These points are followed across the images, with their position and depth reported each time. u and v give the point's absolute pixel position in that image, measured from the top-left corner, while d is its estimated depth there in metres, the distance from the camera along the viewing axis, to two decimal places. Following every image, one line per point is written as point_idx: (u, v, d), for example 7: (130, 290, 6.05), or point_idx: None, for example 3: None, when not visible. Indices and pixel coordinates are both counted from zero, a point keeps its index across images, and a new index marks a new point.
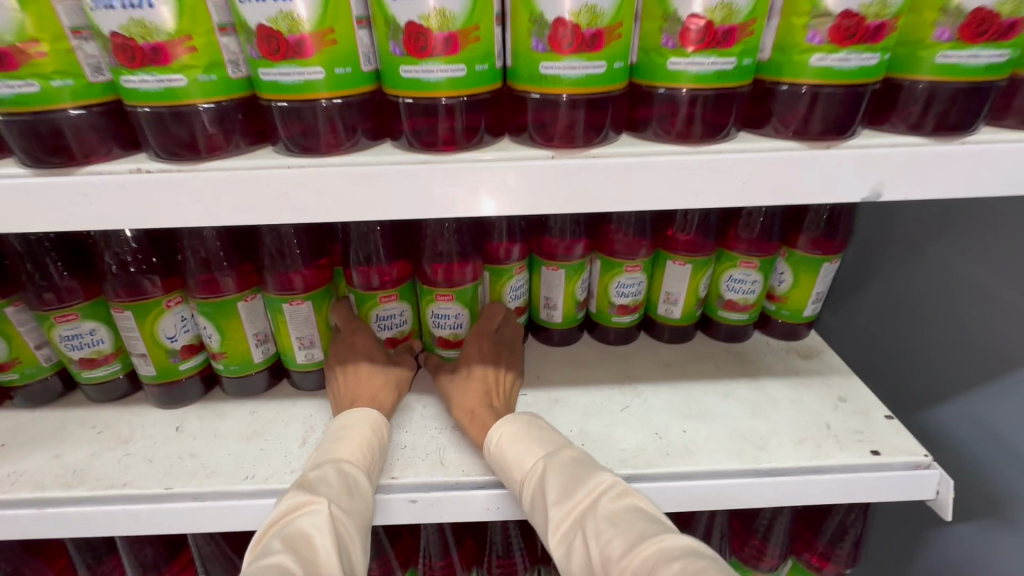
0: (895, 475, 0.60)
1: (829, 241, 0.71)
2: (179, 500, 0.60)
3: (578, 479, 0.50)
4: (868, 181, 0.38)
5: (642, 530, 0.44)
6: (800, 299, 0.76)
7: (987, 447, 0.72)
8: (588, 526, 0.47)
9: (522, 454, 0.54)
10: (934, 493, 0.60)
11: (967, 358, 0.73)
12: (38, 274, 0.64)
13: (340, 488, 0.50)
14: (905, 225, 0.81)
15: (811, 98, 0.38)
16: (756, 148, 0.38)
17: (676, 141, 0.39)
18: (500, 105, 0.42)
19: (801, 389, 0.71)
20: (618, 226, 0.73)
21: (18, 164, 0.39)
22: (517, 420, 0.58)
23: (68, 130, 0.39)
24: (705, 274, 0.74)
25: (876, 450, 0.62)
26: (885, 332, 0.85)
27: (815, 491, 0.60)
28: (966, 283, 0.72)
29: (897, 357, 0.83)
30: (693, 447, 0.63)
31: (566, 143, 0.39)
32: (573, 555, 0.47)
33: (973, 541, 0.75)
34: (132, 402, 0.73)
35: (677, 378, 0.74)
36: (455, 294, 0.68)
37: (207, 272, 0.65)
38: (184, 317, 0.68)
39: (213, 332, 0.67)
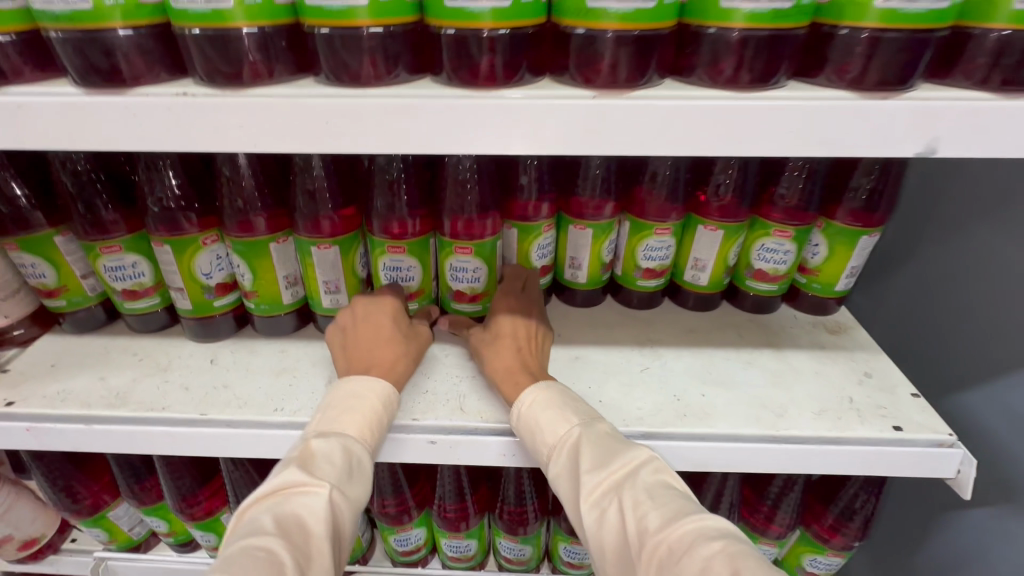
0: (917, 451, 0.59)
1: (871, 215, 0.69)
2: (212, 426, 0.63)
3: (615, 451, 0.51)
4: (923, 136, 0.36)
5: (681, 506, 0.45)
6: (833, 273, 0.74)
7: (1015, 434, 0.70)
8: (624, 495, 0.47)
9: (555, 420, 0.55)
10: (955, 472, 0.59)
11: (1004, 344, 0.71)
12: (87, 207, 0.67)
13: (342, 468, 0.50)
14: (952, 202, 0.77)
15: (871, 44, 0.36)
16: (808, 96, 0.36)
17: (723, 88, 0.38)
18: (543, 45, 0.41)
19: (825, 362, 0.71)
20: (650, 188, 0.71)
21: (71, 85, 0.41)
22: (550, 388, 0.58)
23: (118, 51, 0.40)
24: (736, 242, 0.73)
25: (898, 426, 0.61)
26: (921, 315, 0.83)
27: (832, 461, 0.60)
28: (1010, 265, 0.69)
29: (932, 340, 0.81)
30: (711, 410, 0.63)
31: (609, 84, 0.38)
32: (607, 525, 0.47)
33: (991, 527, 0.74)
34: (170, 335, 0.76)
35: (699, 343, 0.74)
36: (474, 248, 0.67)
37: (244, 212, 0.67)
38: (219, 256, 0.70)
39: (246, 271, 0.69)
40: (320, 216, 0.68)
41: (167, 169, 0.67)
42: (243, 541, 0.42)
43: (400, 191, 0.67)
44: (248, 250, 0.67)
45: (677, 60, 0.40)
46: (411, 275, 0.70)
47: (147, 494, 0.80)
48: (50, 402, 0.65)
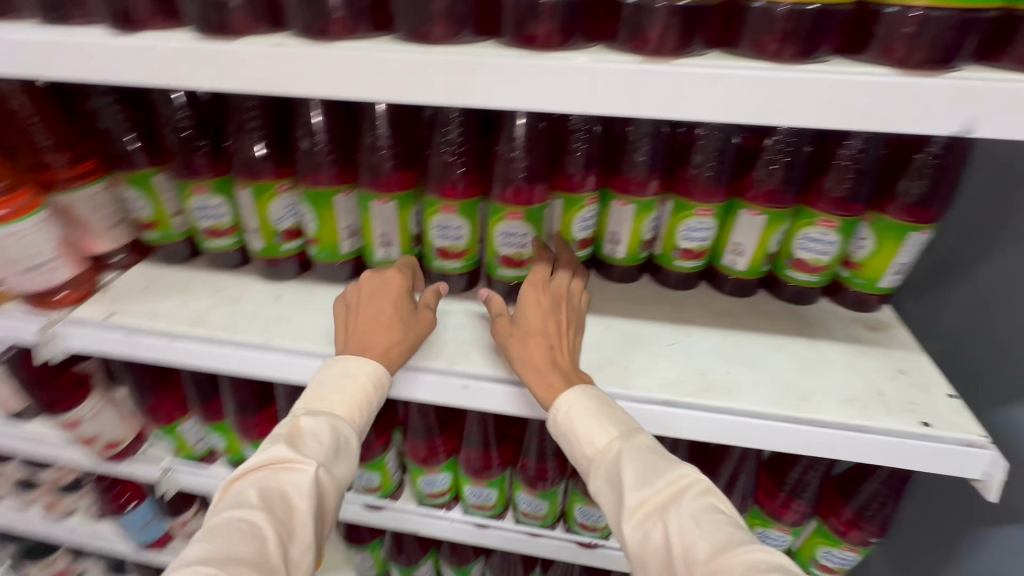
0: (943, 449, 0.59)
1: (924, 211, 0.68)
2: (274, 352, 0.71)
3: (657, 467, 0.53)
4: (963, 112, 0.37)
5: (730, 537, 0.47)
6: (878, 268, 0.73)
7: None
8: (668, 519, 0.50)
9: (597, 431, 0.57)
10: (983, 474, 0.59)
11: None
12: (184, 150, 0.76)
13: (328, 448, 0.56)
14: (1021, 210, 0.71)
15: (920, 21, 0.37)
16: (849, 69, 0.38)
17: (767, 60, 0.40)
18: (596, 14, 0.45)
19: (859, 356, 0.70)
20: (696, 168, 0.72)
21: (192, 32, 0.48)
22: (588, 394, 0.60)
23: (231, 4, 0.46)
24: (780, 228, 0.73)
25: (926, 422, 0.61)
26: (983, 325, 0.77)
27: (852, 448, 0.61)
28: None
29: (995, 349, 0.75)
30: (734, 387, 0.65)
31: (656, 50, 0.41)
32: (650, 542, 0.50)
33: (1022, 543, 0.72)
34: (242, 272, 0.85)
35: (730, 326, 0.75)
36: (524, 213, 0.71)
37: (316, 165, 0.74)
38: (290, 204, 0.77)
39: (313, 219, 0.76)
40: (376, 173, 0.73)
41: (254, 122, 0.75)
42: (227, 517, 0.50)
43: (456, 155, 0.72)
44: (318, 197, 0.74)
45: (725, 30, 0.43)
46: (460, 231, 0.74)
47: (212, 413, 0.90)
48: (140, 319, 0.75)
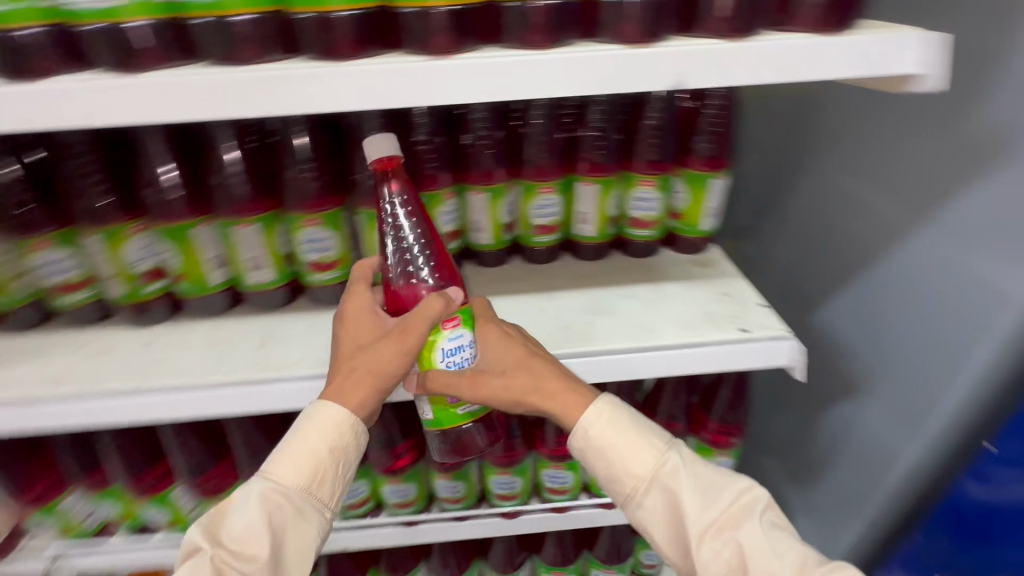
0: (757, 345, 0.71)
1: (716, 159, 0.82)
2: (149, 397, 0.68)
3: (716, 491, 0.60)
4: (729, 328, 0.74)
5: (803, 559, 0.57)
6: (695, 213, 0.87)
7: (865, 350, 0.87)
8: (739, 535, 0.58)
9: (642, 454, 0.62)
10: (790, 360, 0.72)
11: (841, 253, 0.89)
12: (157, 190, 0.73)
13: (246, 528, 0.57)
14: (819, 133, 0.91)
15: (621, 243, 0.92)
16: (571, 297, 0.82)
17: (591, 258, 0.91)
18: (516, 154, 0.85)
19: (692, 288, 0.83)
20: (640, 210, 0.86)
21: (234, 165, 0.75)
22: (624, 412, 0.64)
23: (543, 157, 0.83)
24: (613, 193, 0.84)
25: (743, 328, 0.73)
26: (807, 256, 0.98)
27: (741, 356, 0.72)
28: (875, 202, 0.81)
29: (829, 242, 0.92)
30: (654, 325, 0.75)
31: (589, 253, 0.90)
32: (714, 563, 0.58)
33: (869, 441, 0.88)
34: (106, 325, 0.80)
35: (588, 285, 0.85)
36: (656, 180, 0.83)
37: (490, 163, 0.81)
38: (148, 244, 0.75)
39: (168, 253, 0.76)
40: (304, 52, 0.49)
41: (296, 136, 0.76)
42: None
43: (546, 145, 0.83)
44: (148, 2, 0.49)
45: (620, 240, 0.93)
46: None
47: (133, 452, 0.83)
48: None
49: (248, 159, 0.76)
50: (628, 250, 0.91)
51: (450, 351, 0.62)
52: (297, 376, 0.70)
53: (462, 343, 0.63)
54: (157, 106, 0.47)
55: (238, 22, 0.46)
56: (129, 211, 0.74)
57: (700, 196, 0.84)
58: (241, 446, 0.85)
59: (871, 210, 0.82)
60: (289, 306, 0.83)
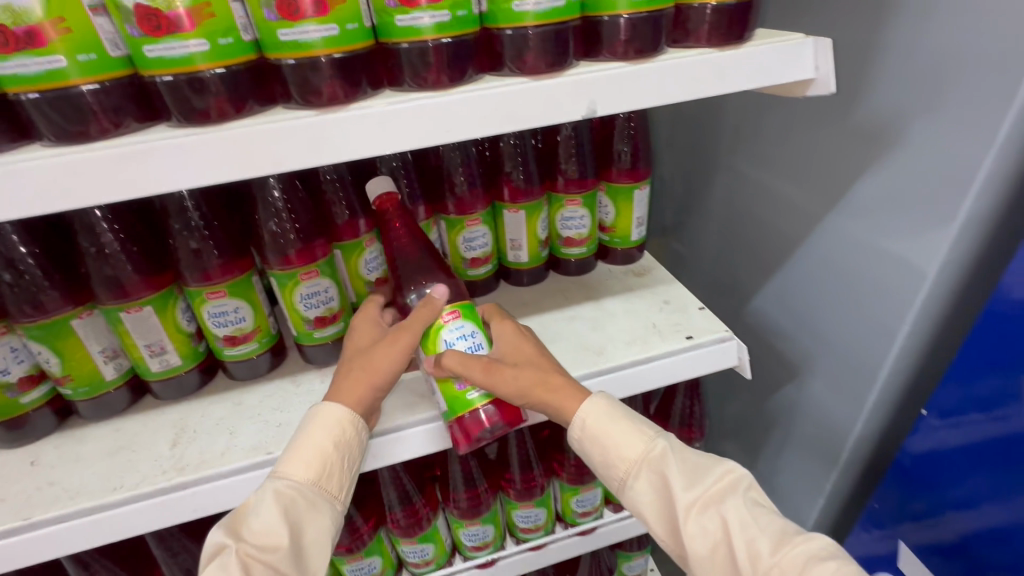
0: (704, 350, 0.72)
1: (635, 171, 0.83)
2: (42, 528, 0.58)
3: (703, 469, 0.56)
4: (676, 337, 0.73)
5: (784, 527, 0.52)
6: (625, 226, 0.87)
7: (798, 330, 0.91)
8: (724, 510, 0.53)
9: (631, 436, 0.59)
10: (737, 360, 0.73)
11: (762, 243, 0.93)
12: (19, 287, 0.62)
13: (264, 522, 0.52)
14: (726, 130, 0.94)
15: (555, 264, 0.91)
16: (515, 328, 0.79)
17: (527, 285, 0.88)
18: (435, 188, 0.80)
19: (633, 300, 0.82)
20: (569, 230, 0.85)
21: (114, 243, 0.65)
22: (615, 403, 0.63)
23: (461, 190, 0.79)
24: (540, 216, 0.82)
25: (689, 335, 0.73)
26: (729, 247, 1.02)
27: (690, 363, 0.72)
28: (787, 190, 0.85)
29: (747, 232, 0.96)
30: (603, 347, 0.73)
31: (520, 280, 0.88)
32: (702, 539, 0.53)
33: (816, 419, 0.92)
34: None
35: (530, 313, 0.82)
36: (582, 198, 0.82)
37: (409, 202, 0.77)
38: (15, 348, 0.64)
39: (50, 356, 0.64)
40: (172, 118, 0.42)
41: (187, 201, 0.68)
42: None
43: (467, 175, 0.78)
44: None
45: (554, 260, 0.91)
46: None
47: None
48: None
49: (128, 233, 0.66)
50: (561, 269, 0.90)
51: (455, 339, 0.61)
52: (225, 470, 0.62)
53: (467, 335, 0.61)
54: None
55: (82, 96, 0.39)
56: None
57: (625, 207, 0.85)
58: (166, 560, 0.74)
59: (782, 199, 0.86)
60: (206, 388, 0.74)
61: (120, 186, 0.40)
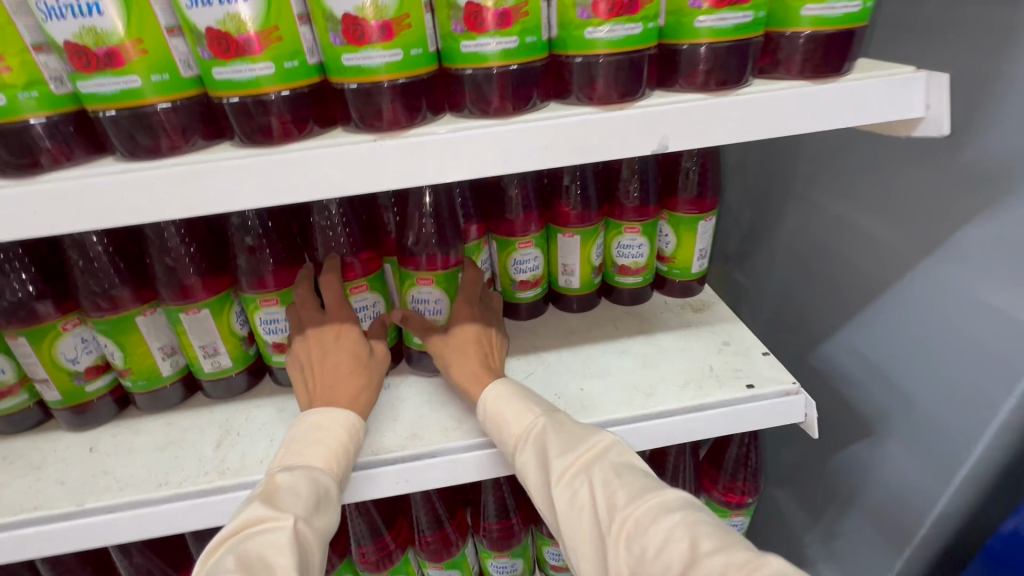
0: (767, 403, 0.66)
1: (702, 201, 0.78)
2: (93, 515, 0.61)
3: (576, 439, 0.55)
4: (736, 384, 0.67)
5: (644, 484, 0.50)
6: (686, 257, 0.82)
7: (875, 384, 0.82)
8: (592, 476, 0.52)
9: (519, 412, 0.59)
10: (803, 416, 0.66)
11: (838, 285, 0.85)
12: (93, 282, 0.66)
13: (308, 501, 0.51)
14: (803, 162, 0.87)
15: (608, 291, 0.87)
16: (562, 358, 0.76)
17: (577, 312, 0.85)
18: (489, 207, 0.79)
19: (690, 338, 0.77)
20: (624, 258, 0.81)
21: (180, 246, 0.68)
22: (512, 385, 0.63)
23: (516, 210, 0.76)
24: (596, 242, 0.79)
25: (750, 383, 0.67)
26: (797, 285, 0.95)
27: (750, 415, 0.66)
28: (872, 232, 0.77)
29: (820, 271, 0.88)
30: (654, 387, 0.69)
31: (571, 306, 0.84)
32: (577, 500, 0.51)
33: (891, 484, 0.82)
34: (44, 431, 0.72)
35: (578, 342, 0.79)
36: (641, 227, 0.78)
37: (462, 221, 0.75)
38: (85, 338, 0.68)
39: (114, 349, 0.67)
40: (235, 137, 0.43)
41: (249, 209, 0.69)
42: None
43: (524, 196, 0.76)
44: (42, 100, 0.40)
45: (607, 288, 0.87)
46: (95, 2, 0.36)
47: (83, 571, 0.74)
48: None
49: (193, 237, 0.69)
50: (614, 297, 0.86)
51: (422, 300, 0.71)
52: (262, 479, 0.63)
53: (433, 299, 0.71)
54: (55, 210, 0.40)
55: (154, 115, 0.40)
56: (61, 306, 0.66)
57: (688, 238, 0.80)
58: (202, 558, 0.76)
59: (866, 239, 0.78)
60: (252, 390, 0.76)
61: (181, 204, 0.40)
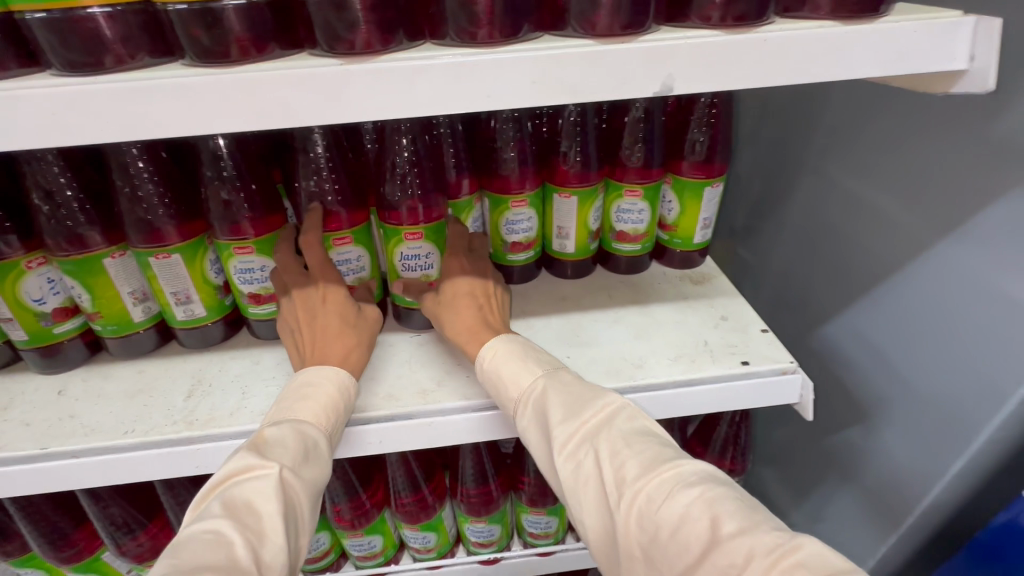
0: (761, 382, 0.62)
1: (710, 165, 0.73)
2: (56, 459, 0.59)
3: (584, 401, 0.53)
4: (731, 360, 0.64)
5: (658, 453, 0.47)
6: (688, 226, 0.77)
7: (876, 368, 0.79)
8: (598, 444, 0.49)
9: (518, 373, 0.57)
10: (798, 397, 0.63)
11: (846, 264, 0.81)
12: (56, 218, 0.62)
13: (296, 453, 0.49)
14: (822, 130, 0.81)
15: (604, 258, 0.82)
16: (549, 324, 0.73)
17: (570, 278, 0.81)
18: (481, 161, 0.74)
19: (686, 311, 0.73)
20: (623, 223, 0.77)
21: (149, 185, 0.64)
22: (513, 341, 0.60)
23: (510, 166, 0.72)
24: (594, 205, 0.74)
25: (745, 361, 0.64)
26: (803, 262, 0.90)
27: (742, 393, 0.63)
28: (888, 208, 0.72)
29: (829, 248, 0.84)
30: (643, 360, 0.65)
31: (562, 273, 0.81)
32: (583, 470, 0.49)
33: (883, 470, 0.80)
34: (13, 371, 0.70)
35: (569, 309, 0.75)
36: (643, 191, 0.73)
37: (451, 174, 0.71)
38: (52, 279, 0.65)
39: (81, 291, 0.64)
40: (184, 54, 0.38)
41: (222, 149, 0.65)
42: (200, 523, 0.41)
43: (518, 151, 0.71)
44: None
45: (603, 255, 0.83)
46: None
47: (53, 513, 0.74)
48: None
49: (162, 176, 0.65)
50: (610, 265, 0.82)
51: (410, 257, 0.68)
52: (231, 432, 0.60)
53: (422, 256, 0.68)
54: None
55: (90, 21, 0.35)
56: (24, 242, 0.63)
57: (692, 205, 0.75)
58: (175, 507, 0.76)
59: (881, 215, 0.73)
60: (228, 341, 0.73)
61: (121, 127, 0.36)
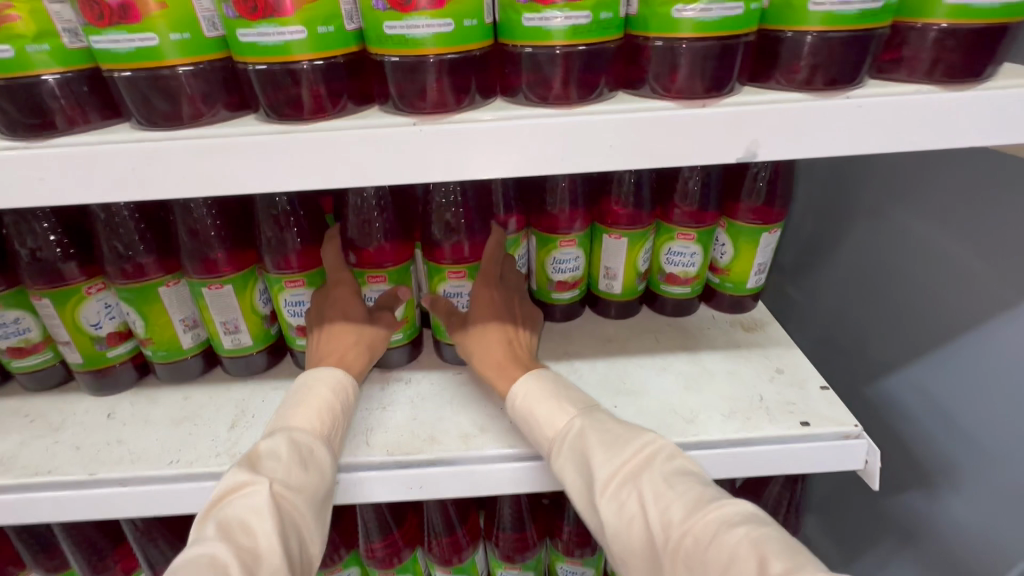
0: (823, 445, 0.59)
1: (768, 210, 0.70)
2: (103, 486, 0.60)
3: (623, 440, 0.50)
4: (789, 420, 0.61)
5: (700, 495, 0.44)
6: (742, 270, 0.74)
7: (943, 430, 0.73)
8: (640, 485, 0.47)
9: (553, 412, 0.54)
10: (863, 463, 0.59)
11: (907, 315, 0.76)
12: (116, 247, 0.63)
13: (289, 464, 0.48)
14: (885, 175, 0.78)
15: (651, 299, 0.80)
16: (595, 369, 0.70)
17: (614, 319, 0.79)
18: (530, 199, 0.73)
19: (738, 361, 0.70)
20: (673, 265, 0.74)
21: (206, 217, 0.65)
22: (545, 380, 0.57)
23: (561, 206, 0.70)
24: (644, 246, 0.72)
25: (805, 421, 0.60)
26: (855, 307, 0.86)
27: (802, 456, 0.59)
28: (954, 262, 0.68)
29: (886, 296, 0.79)
30: (695, 414, 0.63)
31: (606, 313, 0.79)
32: (625, 511, 0.46)
33: (949, 539, 0.74)
34: (66, 391, 0.71)
35: (615, 353, 0.73)
36: (697, 234, 0.71)
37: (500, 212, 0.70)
38: (108, 304, 0.66)
39: (136, 318, 0.65)
40: (259, 109, 0.38)
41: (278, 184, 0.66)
42: (195, 547, 0.41)
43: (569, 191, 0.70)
44: (57, 54, 0.37)
45: (650, 296, 0.80)
46: None
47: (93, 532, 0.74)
48: None
49: (220, 208, 0.66)
50: (656, 306, 0.79)
51: (452, 296, 0.68)
52: None
53: (463, 294, 0.68)
54: (63, 175, 0.36)
55: (174, 79, 0.36)
56: (85, 269, 0.64)
57: (747, 250, 0.72)
58: None
59: (951, 268, 0.69)
60: (271, 370, 0.73)
61: (195, 180, 0.36)
